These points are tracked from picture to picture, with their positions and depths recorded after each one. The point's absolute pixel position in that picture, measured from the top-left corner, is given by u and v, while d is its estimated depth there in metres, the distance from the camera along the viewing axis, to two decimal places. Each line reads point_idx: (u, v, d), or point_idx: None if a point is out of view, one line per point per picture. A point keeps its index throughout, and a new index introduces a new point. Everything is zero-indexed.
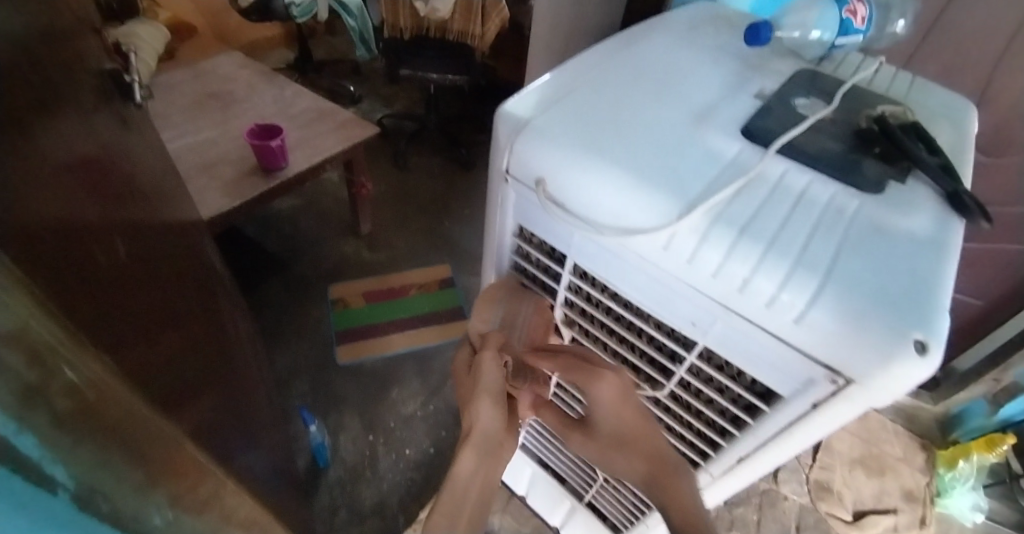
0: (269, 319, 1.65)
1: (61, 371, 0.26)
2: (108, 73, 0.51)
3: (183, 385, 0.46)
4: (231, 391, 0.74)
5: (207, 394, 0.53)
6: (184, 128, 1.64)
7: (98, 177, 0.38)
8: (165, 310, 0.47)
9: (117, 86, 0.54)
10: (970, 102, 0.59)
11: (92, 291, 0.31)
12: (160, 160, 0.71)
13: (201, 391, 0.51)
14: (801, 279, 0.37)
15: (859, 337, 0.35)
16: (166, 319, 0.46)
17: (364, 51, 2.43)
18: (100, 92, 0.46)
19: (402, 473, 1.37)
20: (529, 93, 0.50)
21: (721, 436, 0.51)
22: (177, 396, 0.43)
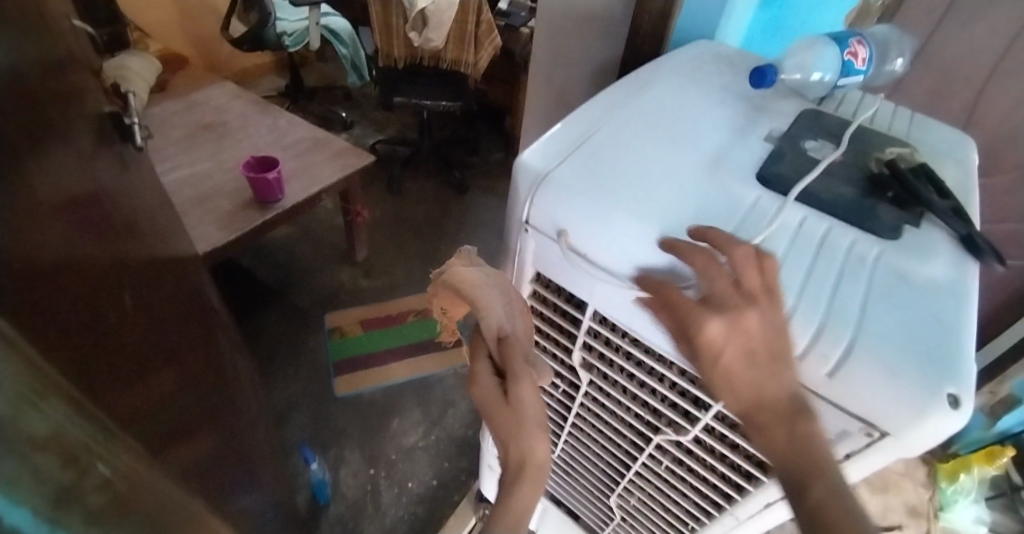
0: (265, 351, 1.62)
1: (90, 469, 0.27)
2: (107, 115, 0.49)
3: (167, 425, 0.47)
4: (226, 434, 0.71)
5: (181, 449, 0.50)
6: (177, 161, 1.63)
7: (90, 218, 0.38)
8: (154, 350, 0.49)
9: (116, 128, 0.52)
10: (969, 137, 0.61)
11: (85, 352, 0.33)
12: (159, 196, 0.67)
13: (183, 435, 0.53)
14: (831, 332, 0.37)
15: (892, 392, 0.35)
16: (150, 368, 0.45)
17: (355, 78, 2.52)
18: (100, 133, 0.45)
19: (405, 508, 1.33)
20: (546, 143, 0.50)
21: (748, 481, 0.51)
22: (160, 440, 0.44)
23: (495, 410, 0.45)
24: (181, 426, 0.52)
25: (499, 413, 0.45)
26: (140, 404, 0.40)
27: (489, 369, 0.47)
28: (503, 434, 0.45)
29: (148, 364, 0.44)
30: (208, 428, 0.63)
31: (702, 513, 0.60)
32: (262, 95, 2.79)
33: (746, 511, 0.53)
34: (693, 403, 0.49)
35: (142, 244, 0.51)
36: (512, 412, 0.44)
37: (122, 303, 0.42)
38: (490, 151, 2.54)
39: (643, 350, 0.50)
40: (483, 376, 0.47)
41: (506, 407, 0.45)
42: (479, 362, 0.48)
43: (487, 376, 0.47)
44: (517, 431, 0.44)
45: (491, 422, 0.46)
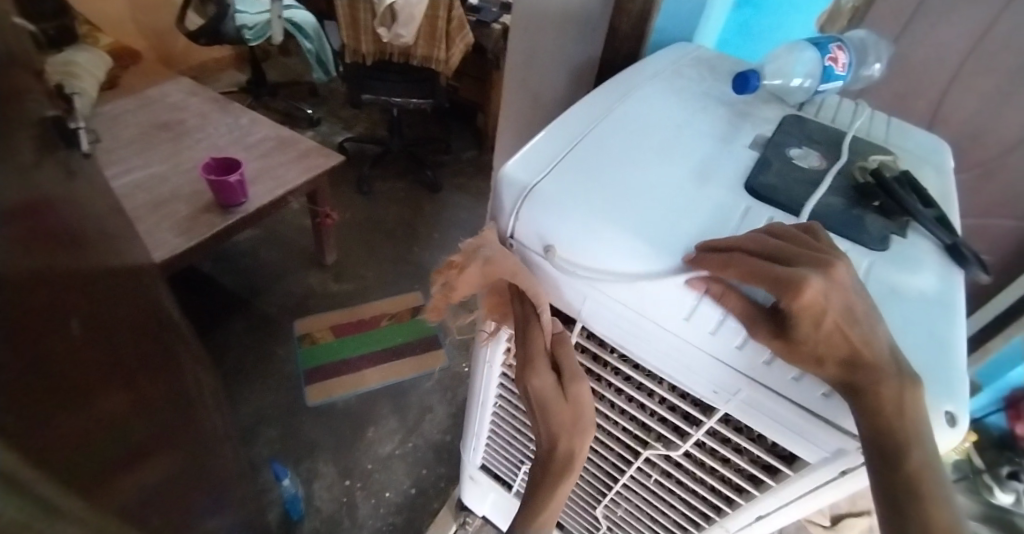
0: (230, 362, 1.55)
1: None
2: (56, 121, 0.42)
3: (122, 449, 0.45)
4: (190, 458, 0.66)
5: (124, 480, 0.46)
6: (131, 163, 1.53)
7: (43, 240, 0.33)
8: (115, 365, 0.46)
9: (63, 136, 0.44)
10: (944, 143, 0.62)
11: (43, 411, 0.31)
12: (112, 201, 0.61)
13: (142, 454, 0.51)
14: None
15: None
16: (96, 387, 0.41)
17: (320, 73, 2.42)
18: (46, 143, 0.39)
19: (383, 519, 1.28)
20: (529, 154, 0.48)
21: (738, 493, 0.50)
22: (109, 468, 0.42)
23: (554, 407, 0.47)
24: (130, 455, 0.47)
25: (558, 410, 0.47)
26: (72, 432, 0.36)
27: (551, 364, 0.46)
28: (557, 429, 0.47)
29: (92, 381, 0.40)
30: (167, 450, 0.58)
31: (691, 524, 0.59)
32: (221, 91, 2.66)
33: (736, 523, 0.52)
34: (683, 418, 0.48)
35: (93, 254, 0.46)
36: (570, 409, 0.47)
37: (73, 329, 0.37)
38: (462, 150, 2.50)
39: (632, 366, 0.48)
40: (544, 373, 0.46)
41: (565, 403, 0.47)
42: (539, 357, 0.45)
43: (547, 372, 0.46)
44: (573, 425, 0.47)
45: (544, 414, 0.47)
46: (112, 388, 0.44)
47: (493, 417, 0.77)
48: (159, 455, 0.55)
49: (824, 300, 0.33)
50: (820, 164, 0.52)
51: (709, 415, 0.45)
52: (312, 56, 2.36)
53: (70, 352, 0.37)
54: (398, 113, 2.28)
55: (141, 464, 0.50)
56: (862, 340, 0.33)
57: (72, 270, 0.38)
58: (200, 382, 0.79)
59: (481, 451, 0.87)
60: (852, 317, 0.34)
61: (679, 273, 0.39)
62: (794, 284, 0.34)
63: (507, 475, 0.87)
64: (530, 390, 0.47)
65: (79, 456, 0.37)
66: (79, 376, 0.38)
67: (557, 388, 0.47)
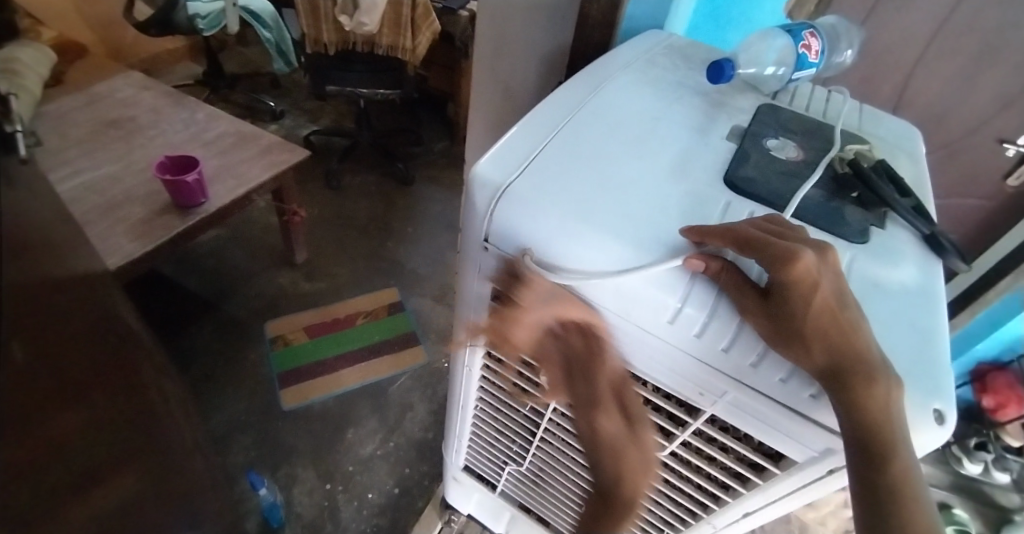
0: (198, 369, 1.48)
1: None
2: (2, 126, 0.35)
3: (65, 476, 0.40)
4: (167, 479, 0.63)
5: (57, 509, 0.40)
6: (79, 163, 1.44)
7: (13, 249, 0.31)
8: (79, 382, 0.41)
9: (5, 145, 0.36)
10: (914, 129, 0.63)
11: None
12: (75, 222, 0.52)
13: (97, 478, 0.45)
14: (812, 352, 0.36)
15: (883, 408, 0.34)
16: (54, 404, 0.37)
17: (282, 64, 2.28)
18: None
19: (366, 521, 1.26)
20: (502, 151, 0.46)
21: (724, 491, 0.49)
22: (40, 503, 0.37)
23: (622, 450, 0.44)
24: (77, 480, 0.42)
25: (629, 452, 0.44)
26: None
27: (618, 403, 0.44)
28: (628, 470, 0.44)
29: (52, 400, 0.36)
30: (136, 467, 0.54)
31: (677, 521, 0.59)
32: (176, 84, 2.52)
33: (723, 520, 0.52)
34: (669, 419, 0.47)
35: (61, 262, 0.41)
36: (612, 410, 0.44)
37: (22, 356, 0.32)
38: (434, 141, 2.45)
39: None
40: (610, 411, 0.44)
41: (632, 444, 0.44)
42: (605, 394, 0.43)
43: (611, 411, 0.44)
44: (640, 468, 0.44)
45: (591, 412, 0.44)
46: (76, 408, 0.40)
47: (474, 419, 0.76)
48: (123, 476, 0.50)
49: (817, 274, 0.34)
50: (797, 154, 0.51)
51: (695, 416, 0.44)
52: (272, 46, 2.23)
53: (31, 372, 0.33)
54: (365, 104, 2.21)
55: (90, 490, 0.45)
56: (851, 325, 0.33)
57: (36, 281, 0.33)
58: (171, 399, 0.74)
59: (463, 452, 0.86)
60: (844, 301, 0.34)
61: (665, 276, 0.38)
62: (787, 255, 0.34)
63: (491, 475, 0.86)
64: (594, 431, 0.44)
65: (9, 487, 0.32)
66: (35, 391, 0.34)
67: (625, 429, 0.44)
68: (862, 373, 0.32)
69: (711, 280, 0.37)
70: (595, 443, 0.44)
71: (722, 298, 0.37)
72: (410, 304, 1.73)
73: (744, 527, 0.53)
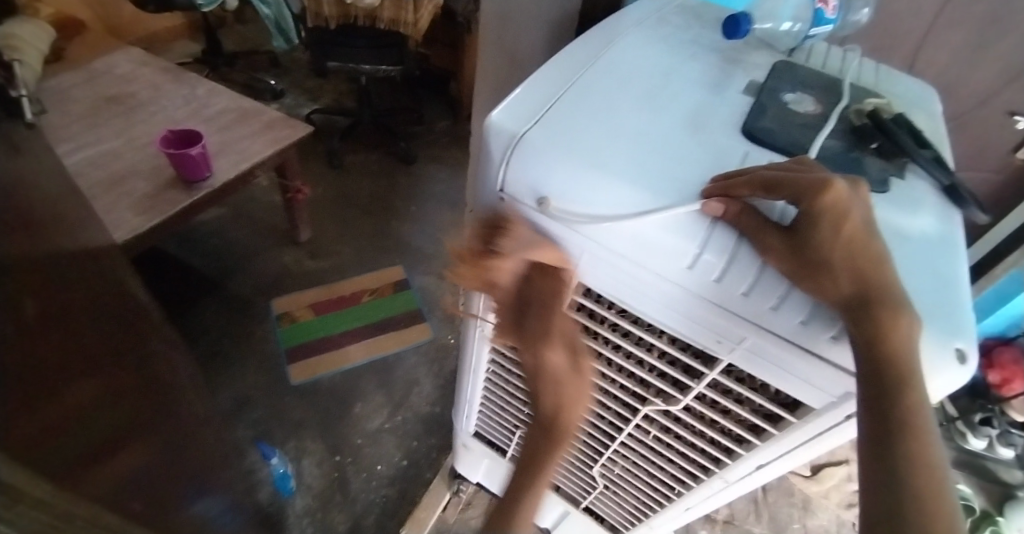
0: (206, 345, 1.50)
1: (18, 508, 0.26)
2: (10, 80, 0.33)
3: (111, 430, 0.39)
4: (194, 447, 0.64)
5: (113, 459, 0.40)
6: (83, 139, 1.43)
7: (32, 210, 0.31)
8: (109, 342, 0.41)
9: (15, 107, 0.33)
10: (931, 87, 0.62)
11: (42, 365, 0.29)
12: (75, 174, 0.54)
13: (142, 432, 0.46)
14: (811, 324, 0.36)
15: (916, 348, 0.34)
16: (93, 362, 0.37)
17: (281, 41, 2.17)
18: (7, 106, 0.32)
19: (376, 492, 1.28)
20: (515, 102, 0.45)
21: (738, 445, 0.51)
22: (95, 452, 0.37)
23: (567, 380, 0.47)
24: (125, 429, 0.42)
25: (575, 400, 0.48)
26: (56, 407, 0.31)
27: (564, 337, 0.46)
28: (568, 396, 0.48)
29: (94, 363, 0.37)
30: (166, 427, 0.53)
31: (689, 477, 0.60)
32: (176, 62, 2.49)
33: (736, 474, 0.54)
34: (684, 372, 0.48)
35: (81, 227, 0.42)
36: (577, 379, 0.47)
37: (50, 301, 0.31)
38: (436, 120, 2.42)
39: (631, 321, 0.47)
40: (560, 347, 0.46)
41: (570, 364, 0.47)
42: (556, 330, 0.45)
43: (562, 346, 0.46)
44: (577, 399, 0.48)
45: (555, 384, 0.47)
46: (124, 362, 0.43)
47: (486, 384, 0.76)
48: (153, 433, 0.49)
49: (847, 203, 0.34)
50: (815, 109, 0.50)
51: (711, 367, 0.45)
52: (272, 23, 2.12)
53: (62, 317, 0.33)
54: (366, 81, 2.18)
55: (142, 437, 0.46)
56: (876, 260, 0.34)
57: (47, 245, 0.32)
58: (187, 370, 0.74)
59: (474, 418, 0.87)
60: (869, 232, 0.34)
61: (685, 220, 0.38)
62: (819, 187, 0.34)
63: (501, 441, 0.87)
64: (543, 365, 0.46)
65: (65, 427, 0.32)
66: (71, 344, 0.33)
67: (568, 362, 0.47)
68: (885, 303, 0.32)
69: (732, 224, 0.37)
70: (540, 375, 0.47)
71: (743, 242, 0.37)
72: (414, 282, 1.73)
73: (755, 480, 0.54)
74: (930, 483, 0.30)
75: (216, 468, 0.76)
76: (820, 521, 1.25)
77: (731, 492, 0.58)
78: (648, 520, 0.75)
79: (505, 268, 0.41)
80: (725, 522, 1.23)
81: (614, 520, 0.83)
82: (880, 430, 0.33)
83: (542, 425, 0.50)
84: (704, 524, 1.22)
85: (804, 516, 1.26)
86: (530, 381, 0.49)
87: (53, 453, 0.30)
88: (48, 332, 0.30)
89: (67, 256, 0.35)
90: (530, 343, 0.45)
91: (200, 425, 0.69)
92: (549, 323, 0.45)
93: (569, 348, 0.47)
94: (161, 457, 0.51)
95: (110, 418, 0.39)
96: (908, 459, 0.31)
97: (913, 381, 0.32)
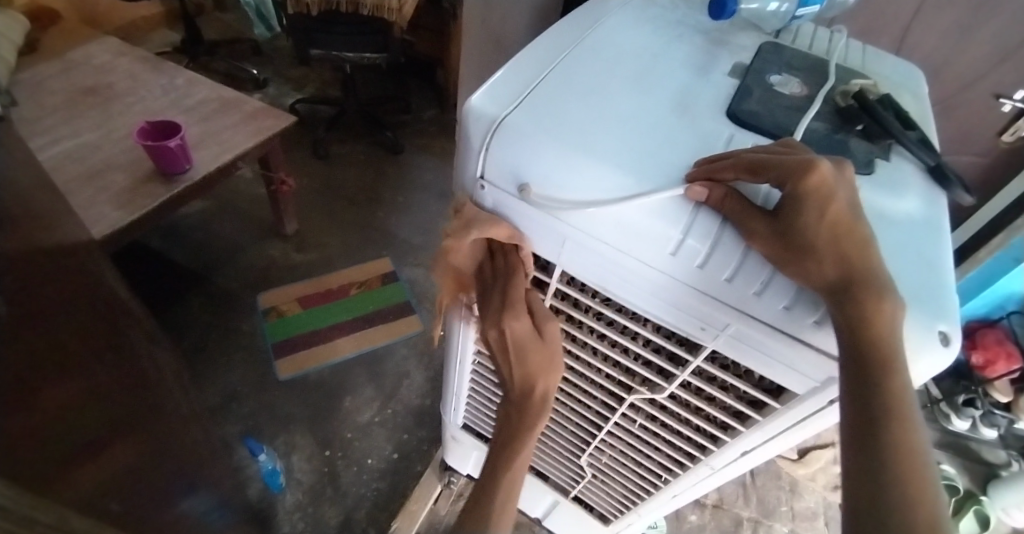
0: (191, 341, 1.47)
1: None
2: None
3: (91, 432, 0.38)
4: (178, 445, 0.62)
5: (91, 463, 0.38)
6: (58, 131, 1.39)
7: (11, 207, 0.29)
8: (89, 342, 0.39)
9: None
10: (918, 69, 0.61)
11: (22, 367, 0.28)
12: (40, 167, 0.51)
13: (121, 432, 0.44)
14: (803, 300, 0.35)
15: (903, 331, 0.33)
16: (74, 361, 0.36)
17: (262, 28, 2.12)
18: None
19: (367, 485, 1.28)
20: (496, 85, 0.44)
21: (724, 432, 0.51)
22: (74, 456, 0.35)
23: (530, 347, 0.49)
24: (106, 430, 0.41)
25: (542, 367, 0.50)
26: (38, 409, 0.30)
27: (528, 307, 0.48)
28: (534, 369, 0.51)
29: (74, 361, 0.36)
30: (149, 425, 0.52)
31: (675, 465, 0.60)
32: (154, 51, 2.42)
33: (721, 460, 0.54)
34: (669, 360, 0.47)
35: (59, 220, 0.40)
36: (544, 347, 0.50)
37: (33, 301, 0.30)
38: (423, 109, 2.38)
39: (615, 309, 0.47)
40: (524, 315, 0.47)
41: (537, 341, 0.49)
42: (521, 302, 0.47)
43: (524, 315, 0.47)
44: (548, 366, 0.51)
45: (522, 356, 0.50)
46: (104, 359, 0.42)
47: (471, 375, 0.75)
48: (134, 431, 0.48)
49: (832, 185, 0.33)
50: (800, 90, 0.49)
51: (695, 354, 0.44)
52: (252, 10, 2.06)
53: (44, 315, 0.32)
54: (351, 70, 2.13)
55: (122, 437, 0.45)
56: (860, 243, 0.33)
57: (28, 242, 0.31)
58: (170, 367, 0.73)
59: (462, 410, 0.86)
60: (854, 214, 0.34)
61: (668, 205, 0.37)
62: (803, 168, 0.33)
63: (490, 432, 0.87)
64: (509, 337, 0.48)
65: (44, 430, 0.31)
66: (54, 343, 0.33)
67: (534, 332, 0.49)
68: (870, 288, 0.31)
69: (714, 208, 0.36)
70: (507, 346, 0.49)
71: (727, 227, 0.36)
72: (403, 274, 1.71)
73: (741, 467, 0.54)
74: (911, 472, 0.30)
75: (203, 465, 0.75)
76: (808, 503, 1.27)
77: (717, 479, 0.58)
78: (636, 508, 0.75)
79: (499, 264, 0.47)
80: (714, 507, 1.24)
81: (603, 508, 0.83)
82: (863, 415, 0.32)
83: (514, 400, 0.54)
84: (694, 509, 1.23)
85: (792, 499, 1.28)
86: (501, 357, 0.51)
87: (29, 459, 0.29)
88: (28, 332, 0.29)
89: (46, 254, 0.34)
90: (498, 320, 0.47)
91: (185, 423, 0.68)
92: (514, 295, 0.47)
93: (532, 315, 0.49)
94: (143, 457, 0.50)
95: (92, 418, 0.38)
96: (890, 448, 0.30)
97: (896, 365, 0.31)
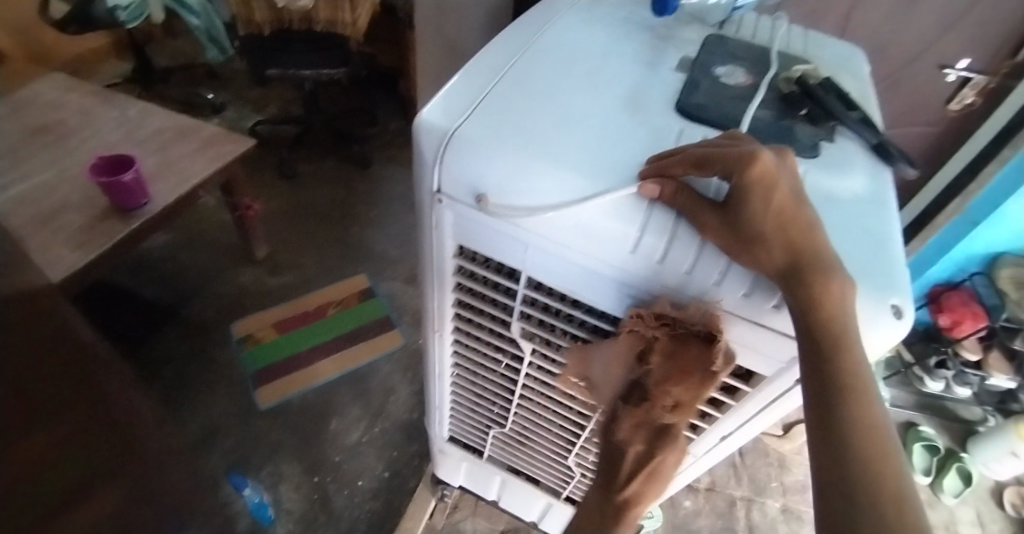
0: (166, 379, 1.42)
1: None
2: None
3: (73, 485, 0.37)
4: (171, 484, 0.61)
5: (73, 516, 0.37)
6: (6, 175, 1.33)
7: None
8: (78, 390, 0.39)
9: None
10: (858, 49, 0.63)
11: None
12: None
13: (107, 482, 0.43)
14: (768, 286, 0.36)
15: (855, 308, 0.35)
16: (58, 410, 0.36)
17: (216, 52, 2.07)
18: None
19: (360, 507, 1.25)
20: (446, 97, 0.44)
21: (702, 419, 0.52)
22: (53, 513, 0.35)
23: (664, 475, 0.48)
24: (91, 481, 0.40)
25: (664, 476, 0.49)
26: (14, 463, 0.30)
27: (682, 445, 0.46)
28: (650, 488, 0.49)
29: (58, 409, 0.36)
30: (140, 468, 0.51)
31: None
32: (104, 83, 2.35)
33: (703, 447, 0.54)
34: None
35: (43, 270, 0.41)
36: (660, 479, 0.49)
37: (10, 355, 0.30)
38: (388, 120, 2.36)
39: (583, 310, 0.47)
40: (678, 453, 0.46)
41: (671, 473, 0.48)
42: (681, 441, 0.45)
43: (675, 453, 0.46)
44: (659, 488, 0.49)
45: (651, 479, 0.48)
46: (74, 406, 0.38)
47: (452, 388, 0.75)
48: (127, 477, 0.48)
49: (773, 172, 0.34)
50: (745, 80, 0.50)
51: None
52: (203, 33, 2.01)
53: (23, 367, 0.32)
54: (311, 87, 2.10)
55: (110, 485, 0.44)
56: (806, 226, 0.34)
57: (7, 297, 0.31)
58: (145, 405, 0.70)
59: (447, 423, 0.85)
60: (798, 198, 0.35)
61: (622, 203, 0.37)
62: (743, 158, 0.34)
63: (476, 441, 0.86)
64: (655, 464, 0.46)
65: (21, 485, 0.30)
66: (35, 392, 0.33)
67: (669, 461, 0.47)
68: (817, 268, 0.32)
69: (666, 203, 0.37)
70: (645, 467, 0.47)
71: (681, 221, 0.37)
72: (381, 289, 1.69)
73: (722, 452, 0.55)
74: (874, 446, 0.30)
75: (193, 504, 0.73)
76: (796, 477, 1.30)
77: (701, 467, 0.59)
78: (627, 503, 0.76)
79: (689, 387, 0.40)
80: (707, 490, 1.26)
81: None
82: (821, 393, 0.33)
83: (612, 505, 0.53)
84: (689, 495, 1.25)
85: (781, 474, 1.30)
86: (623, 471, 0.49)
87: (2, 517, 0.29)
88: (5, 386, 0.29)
89: (30, 304, 0.34)
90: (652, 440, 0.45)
91: (172, 462, 0.66)
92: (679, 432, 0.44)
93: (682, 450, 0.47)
94: (134, 502, 0.49)
95: (74, 469, 0.38)
96: (849, 422, 0.31)
97: (849, 341, 0.32)
